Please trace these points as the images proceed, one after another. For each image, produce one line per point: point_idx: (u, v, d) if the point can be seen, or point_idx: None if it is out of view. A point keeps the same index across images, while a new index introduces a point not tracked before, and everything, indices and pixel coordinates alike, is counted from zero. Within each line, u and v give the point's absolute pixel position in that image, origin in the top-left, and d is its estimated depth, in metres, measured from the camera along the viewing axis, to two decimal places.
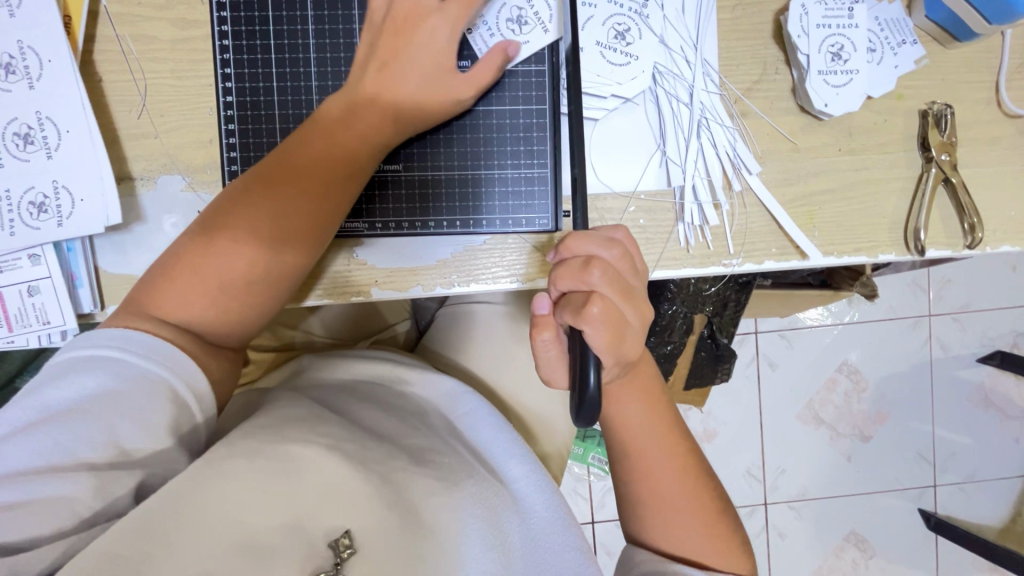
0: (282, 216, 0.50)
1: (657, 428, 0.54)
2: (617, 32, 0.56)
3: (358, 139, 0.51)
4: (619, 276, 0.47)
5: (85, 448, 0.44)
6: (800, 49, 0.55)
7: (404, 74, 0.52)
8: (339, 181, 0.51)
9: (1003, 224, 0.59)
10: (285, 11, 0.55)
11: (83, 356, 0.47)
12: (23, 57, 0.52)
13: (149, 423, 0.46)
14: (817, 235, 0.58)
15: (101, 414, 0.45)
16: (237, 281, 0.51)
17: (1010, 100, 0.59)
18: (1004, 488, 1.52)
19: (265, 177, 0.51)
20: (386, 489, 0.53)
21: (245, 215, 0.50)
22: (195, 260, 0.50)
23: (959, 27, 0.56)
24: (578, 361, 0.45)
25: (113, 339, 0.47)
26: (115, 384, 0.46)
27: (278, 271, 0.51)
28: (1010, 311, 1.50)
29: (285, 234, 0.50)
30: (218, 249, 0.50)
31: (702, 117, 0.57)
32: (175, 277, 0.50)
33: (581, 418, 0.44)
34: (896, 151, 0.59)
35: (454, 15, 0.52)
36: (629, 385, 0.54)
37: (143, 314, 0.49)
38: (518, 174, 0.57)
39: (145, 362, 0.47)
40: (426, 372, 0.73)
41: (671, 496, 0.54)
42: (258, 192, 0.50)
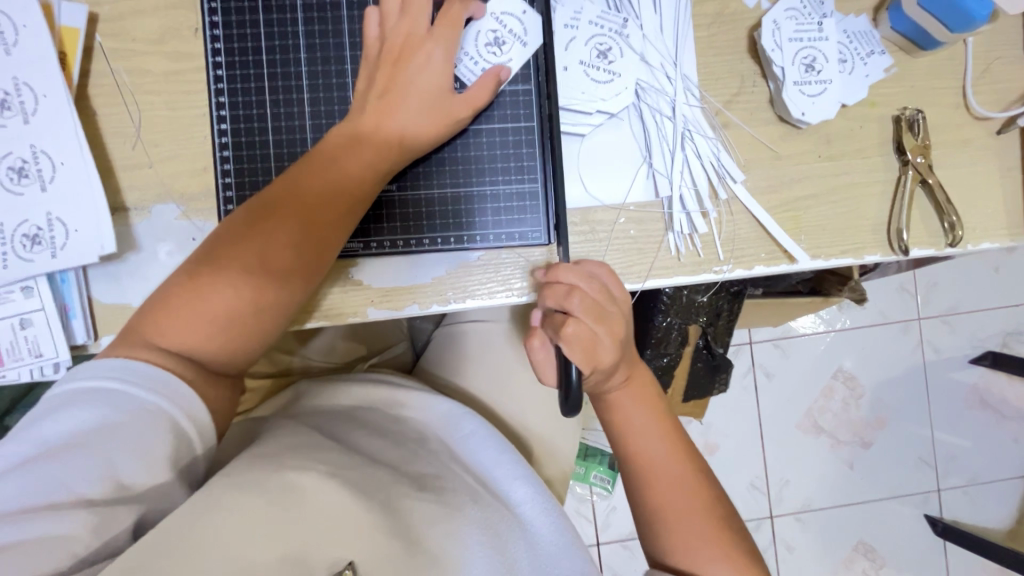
0: (288, 246, 0.51)
1: (668, 444, 0.55)
2: (600, 52, 0.58)
3: (360, 165, 0.52)
4: (597, 302, 0.51)
5: (82, 483, 0.43)
6: (775, 61, 0.58)
7: (403, 101, 0.53)
8: (342, 206, 0.52)
9: (980, 222, 0.61)
10: (277, 41, 0.56)
11: (83, 387, 0.46)
12: (18, 93, 0.53)
13: (148, 456, 0.46)
14: (804, 240, 0.60)
15: (100, 446, 0.45)
16: (241, 308, 0.51)
17: (978, 103, 0.61)
18: (1007, 488, 1.52)
19: (269, 206, 0.51)
20: (388, 515, 0.53)
21: (246, 244, 0.51)
22: (199, 290, 0.50)
23: (924, 37, 0.58)
24: (561, 364, 0.50)
25: (113, 370, 0.47)
26: (114, 416, 0.45)
27: (283, 296, 0.52)
28: (998, 311, 1.51)
29: (290, 263, 0.51)
30: (222, 277, 0.50)
31: (686, 130, 0.59)
32: (180, 304, 0.50)
33: (568, 405, 0.49)
34: (874, 155, 0.61)
35: (446, 39, 0.53)
36: (637, 402, 0.56)
37: (148, 343, 0.49)
38: (510, 190, 0.58)
39: (144, 393, 0.47)
40: (425, 395, 0.71)
41: (683, 515, 0.53)
42: (263, 221, 0.51)
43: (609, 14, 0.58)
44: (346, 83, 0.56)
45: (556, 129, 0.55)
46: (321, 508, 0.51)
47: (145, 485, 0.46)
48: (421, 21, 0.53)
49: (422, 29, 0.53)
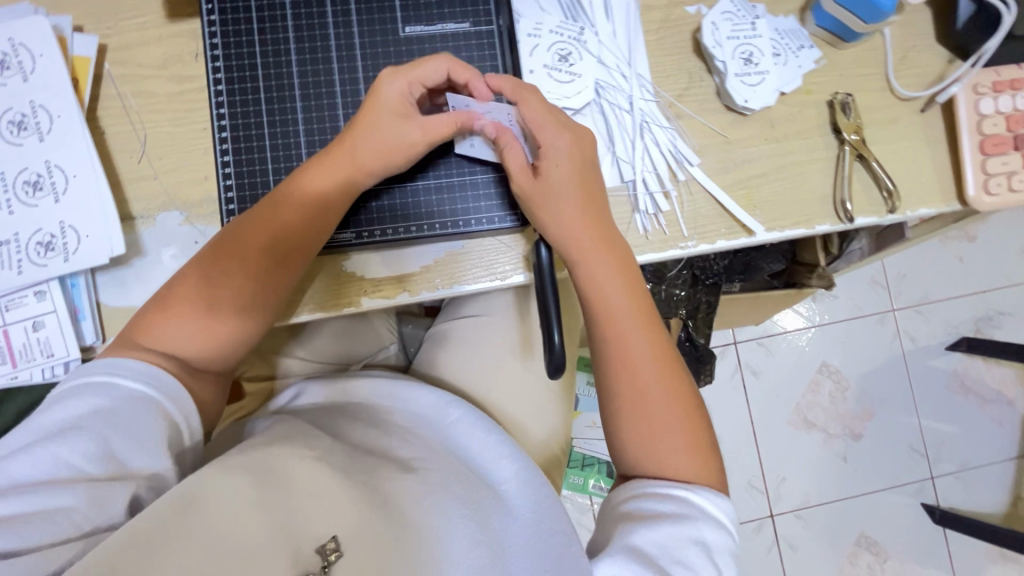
0: (258, 258, 0.55)
1: (635, 315, 0.56)
2: (561, 56, 0.64)
3: (327, 189, 0.55)
4: (552, 110, 0.57)
5: (81, 461, 0.46)
6: (717, 57, 0.65)
7: (371, 132, 0.55)
8: (310, 222, 0.56)
9: (914, 191, 0.67)
10: (271, 56, 0.61)
11: (78, 382, 0.50)
12: (35, 115, 0.58)
13: (142, 440, 0.48)
14: (759, 214, 0.66)
15: (93, 428, 0.47)
16: (220, 309, 0.54)
17: (901, 85, 0.68)
18: (1000, 472, 1.54)
19: (251, 219, 0.56)
20: (372, 494, 0.54)
21: (229, 254, 0.55)
22: (186, 292, 0.54)
23: (845, 30, 0.66)
24: (544, 326, 0.54)
25: (102, 366, 0.50)
26: (107, 403, 0.48)
27: (260, 298, 0.55)
28: (968, 297, 1.57)
29: (262, 276, 0.55)
30: (206, 286, 0.54)
31: (643, 121, 0.65)
32: (167, 308, 0.54)
33: (551, 366, 0.53)
34: (814, 136, 0.67)
35: (408, 77, 0.56)
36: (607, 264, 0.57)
37: (136, 345, 0.52)
38: (487, 179, 0.62)
39: (133, 382, 0.50)
40: (413, 387, 0.70)
41: (645, 386, 0.55)
42: (243, 235, 0.55)
43: (567, 24, 0.65)
44: (335, 91, 0.61)
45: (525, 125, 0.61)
46: (308, 489, 0.52)
47: (141, 464, 0.48)
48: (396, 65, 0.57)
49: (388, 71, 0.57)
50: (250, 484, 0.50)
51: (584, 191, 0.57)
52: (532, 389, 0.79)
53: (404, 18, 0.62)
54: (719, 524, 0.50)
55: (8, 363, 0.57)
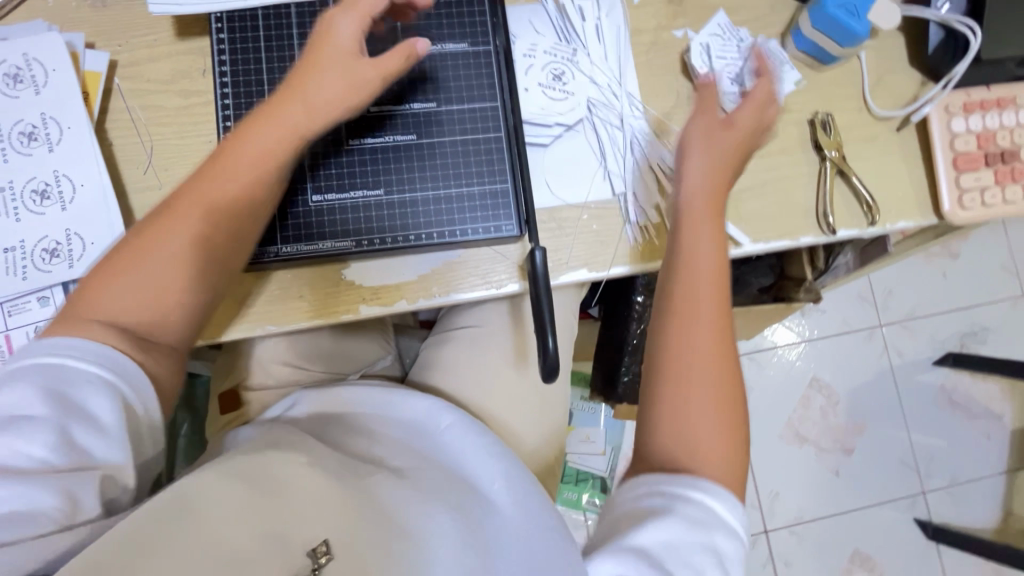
0: (204, 215, 0.54)
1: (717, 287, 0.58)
2: (555, 75, 0.68)
3: (277, 132, 0.55)
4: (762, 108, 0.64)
5: (38, 449, 0.46)
6: (703, 77, 0.69)
7: (321, 70, 0.56)
8: (260, 167, 0.55)
9: (892, 205, 0.70)
10: (276, 72, 0.63)
11: (24, 365, 0.49)
12: (45, 126, 0.59)
13: (106, 429, 0.48)
14: (745, 227, 0.68)
15: (47, 415, 0.46)
16: (168, 265, 0.53)
17: (877, 106, 0.72)
18: (989, 487, 1.55)
19: (199, 175, 0.55)
20: (363, 500, 0.54)
21: (177, 210, 0.54)
22: (127, 253, 0.53)
23: (823, 54, 0.69)
24: (539, 331, 0.56)
25: (52, 347, 0.49)
26: (57, 387, 0.48)
27: (209, 249, 0.54)
28: (952, 313, 1.60)
29: (211, 232, 0.54)
30: (148, 251, 0.53)
31: (634, 137, 0.68)
32: (109, 273, 0.52)
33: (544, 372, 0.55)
34: (797, 153, 0.70)
35: (354, 15, 0.57)
36: (705, 230, 0.60)
37: (79, 322, 0.51)
38: (484, 190, 0.63)
39: (84, 364, 0.49)
40: (404, 393, 0.68)
41: (698, 350, 0.56)
42: (190, 193, 0.55)
43: (560, 46, 0.68)
44: None
45: (521, 139, 0.63)
46: (298, 493, 0.53)
47: (110, 456, 0.48)
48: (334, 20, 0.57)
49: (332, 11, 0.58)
50: (243, 489, 0.50)
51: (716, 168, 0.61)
52: (527, 397, 0.80)
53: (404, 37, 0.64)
54: (732, 532, 0.50)
55: None
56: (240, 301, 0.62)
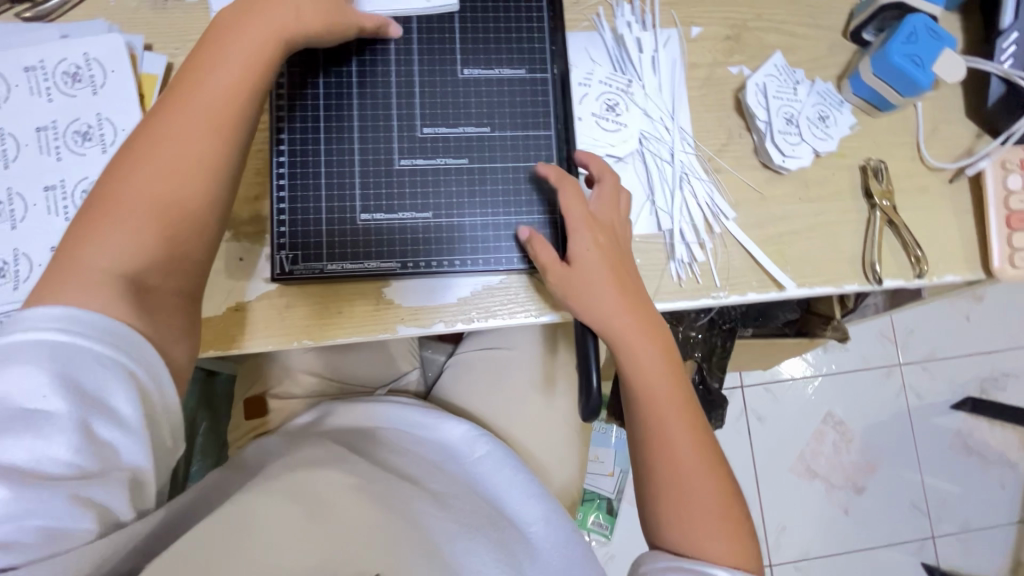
0: (191, 137, 0.49)
1: (672, 395, 0.58)
2: (609, 106, 0.67)
3: (254, 43, 0.51)
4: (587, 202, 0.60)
5: (59, 449, 0.39)
6: (759, 117, 0.68)
7: None
8: (242, 79, 0.51)
9: (941, 258, 0.69)
10: (333, 84, 0.61)
11: (22, 342, 0.40)
12: (100, 127, 0.59)
13: (130, 428, 0.42)
14: (790, 270, 0.67)
15: (64, 409, 0.40)
16: (165, 198, 0.48)
17: (930, 156, 0.71)
18: (1000, 536, 1.53)
19: (168, 99, 0.50)
20: (410, 532, 0.56)
21: (157, 139, 0.48)
22: (110, 196, 0.47)
23: (881, 101, 0.68)
24: (584, 370, 0.56)
25: (54, 320, 0.41)
26: (69, 375, 0.40)
27: (206, 172, 0.49)
28: (973, 357, 1.58)
29: (198, 153, 0.49)
30: (135, 185, 0.47)
31: (683, 173, 0.68)
32: (90, 222, 0.46)
33: (586, 411, 0.55)
34: (847, 198, 0.69)
35: None
36: (647, 346, 0.58)
37: (70, 276, 0.44)
38: (532, 219, 0.63)
39: (105, 350, 0.42)
40: (444, 416, 0.72)
41: (680, 460, 0.57)
42: (162, 118, 0.49)
43: (616, 76, 0.68)
44: (392, 125, 0.62)
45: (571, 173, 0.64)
46: (350, 522, 0.55)
47: (132, 457, 0.42)
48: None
49: None
50: (298, 516, 0.53)
51: (620, 279, 0.59)
52: (552, 424, 0.79)
53: (463, 60, 0.64)
54: None
55: None
56: (279, 314, 0.61)
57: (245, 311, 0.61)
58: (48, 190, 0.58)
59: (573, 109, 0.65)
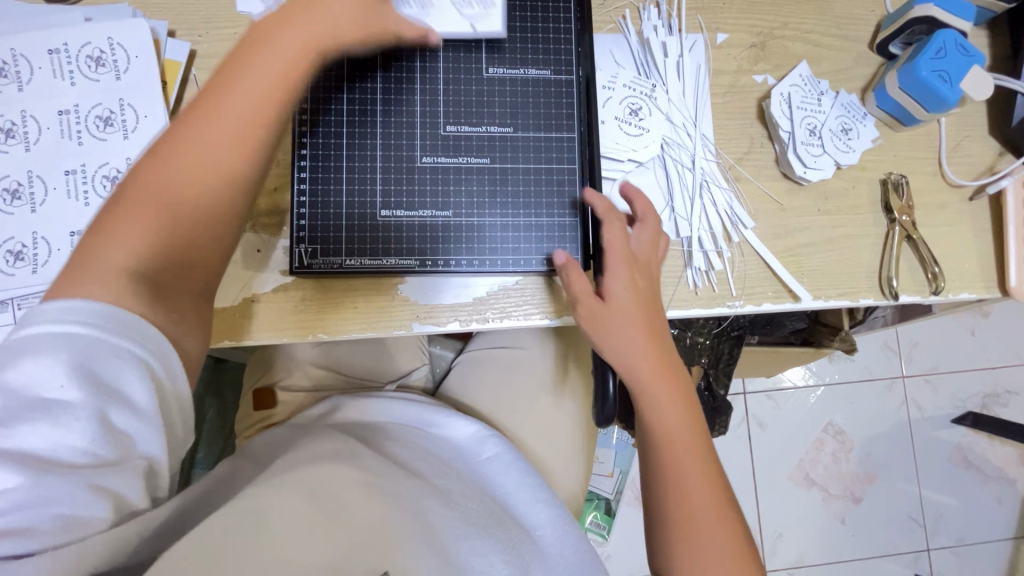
0: (217, 142, 0.48)
1: (693, 442, 0.58)
2: (632, 110, 0.67)
3: (288, 54, 0.50)
4: (626, 243, 0.60)
5: (80, 442, 0.39)
6: (782, 127, 0.67)
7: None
8: (273, 93, 0.50)
9: (957, 275, 0.69)
10: (357, 79, 0.61)
11: (45, 334, 0.40)
12: (122, 112, 0.59)
13: (150, 423, 0.42)
14: (806, 282, 0.67)
15: (86, 402, 0.39)
16: (184, 206, 0.47)
17: (951, 172, 0.70)
18: (995, 551, 1.53)
19: (196, 106, 0.49)
20: (421, 530, 0.55)
21: (181, 146, 0.48)
22: (129, 200, 0.46)
23: (905, 115, 0.68)
24: (598, 378, 0.59)
25: (73, 314, 0.41)
26: (92, 368, 0.39)
27: (227, 185, 0.49)
28: (976, 372, 1.58)
29: (221, 164, 0.48)
30: (158, 182, 0.47)
31: (703, 181, 0.67)
32: (110, 222, 0.46)
33: (602, 413, 0.57)
34: (866, 212, 0.69)
35: None
36: (669, 394, 0.59)
37: (87, 269, 0.44)
38: (552, 222, 0.63)
39: (128, 345, 0.41)
40: (450, 415, 0.73)
41: (696, 509, 0.56)
42: (189, 124, 0.48)
43: (640, 80, 0.68)
44: (415, 121, 0.62)
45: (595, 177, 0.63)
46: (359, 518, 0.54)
47: (150, 447, 0.42)
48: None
49: None
50: (307, 509, 0.53)
51: (650, 325, 0.59)
52: (558, 426, 0.79)
53: (489, 59, 0.63)
54: None
55: None
56: (294, 308, 0.61)
57: (261, 302, 0.61)
58: (68, 174, 0.58)
59: (597, 112, 0.65)
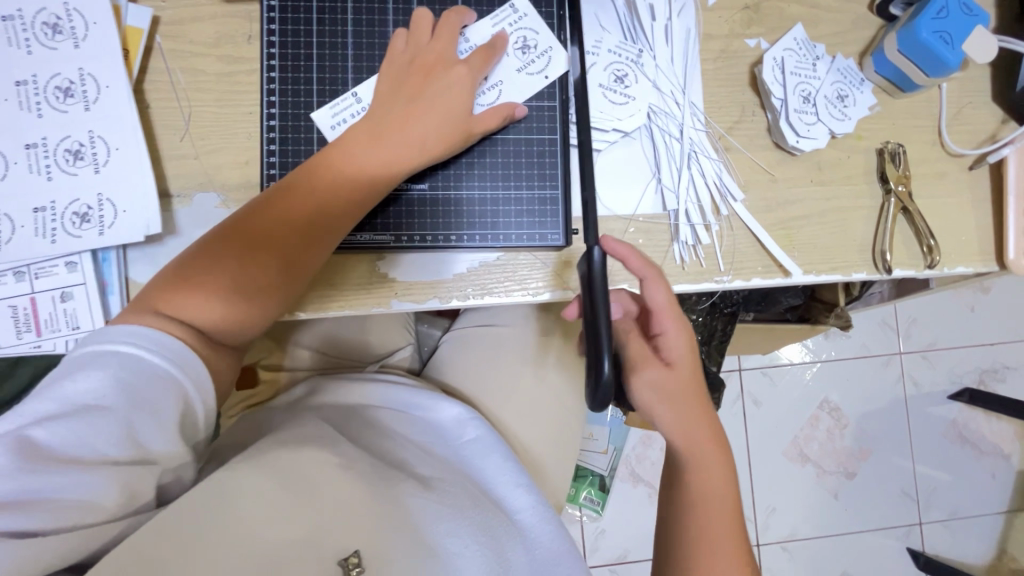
0: (297, 233, 0.54)
1: (728, 509, 0.58)
2: (617, 77, 0.64)
3: (371, 163, 0.55)
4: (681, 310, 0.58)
5: (104, 443, 0.46)
6: (775, 94, 0.64)
7: (431, 107, 0.56)
8: (354, 203, 0.55)
9: (954, 248, 0.67)
10: (327, 49, 0.60)
11: (95, 351, 0.48)
12: (82, 83, 0.57)
13: (165, 424, 0.48)
14: (797, 255, 0.65)
15: (118, 410, 0.46)
16: (249, 286, 0.53)
17: (951, 141, 0.67)
18: (987, 524, 1.54)
19: (282, 195, 0.54)
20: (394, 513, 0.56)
21: (259, 228, 0.53)
22: (208, 266, 0.52)
23: (903, 80, 0.65)
24: (595, 353, 0.50)
25: (128, 336, 0.49)
26: (126, 379, 0.47)
27: (292, 270, 0.54)
28: (975, 348, 1.57)
29: (289, 251, 0.54)
30: (237, 258, 0.53)
31: (692, 151, 0.65)
32: (188, 280, 0.52)
33: (597, 401, 0.50)
34: (861, 183, 0.67)
35: (476, 68, 0.59)
36: (712, 460, 0.59)
37: (162, 314, 0.51)
38: (532, 195, 0.61)
39: (154, 358, 0.49)
40: (436, 397, 0.73)
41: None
42: (274, 208, 0.54)
43: (626, 45, 0.65)
44: None
45: (586, 124, 0.54)
46: (332, 498, 0.55)
47: (156, 445, 0.49)
48: (423, 43, 0.59)
49: (453, 56, 0.59)
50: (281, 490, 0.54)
51: (698, 392, 0.59)
52: (543, 407, 0.79)
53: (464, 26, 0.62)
54: None
55: (31, 332, 0.56)
56: None
57: None
58: (29, 148, 0.56)
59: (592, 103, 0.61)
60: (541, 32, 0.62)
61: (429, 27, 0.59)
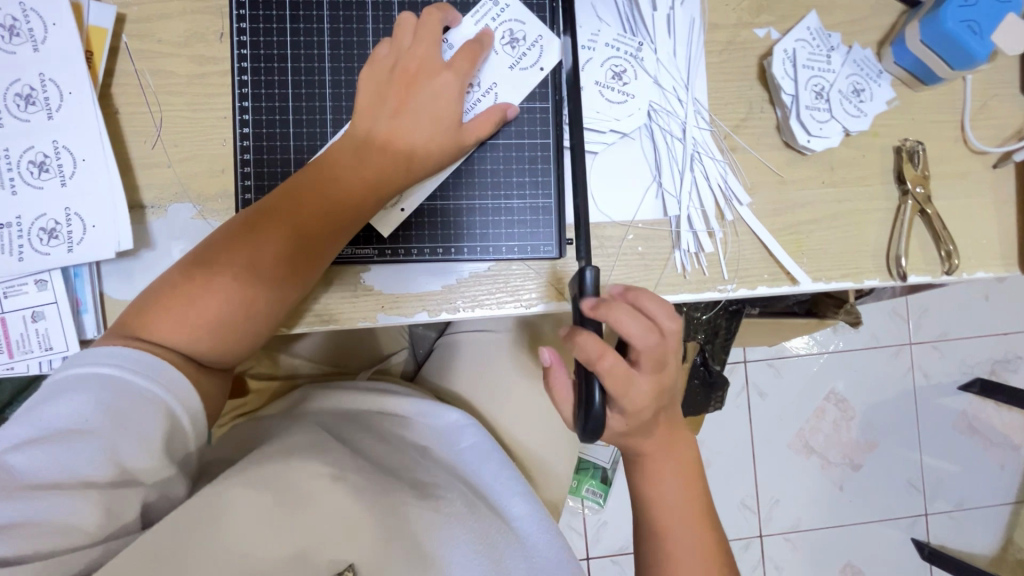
0: (280, 258, 0.51)
1: (693, 524, 0.55)
2: (615, 73, 0.60)
3: (354, 181, 0.52)
4: (652, 385, 0.51)
5: (84, 466, 0.43)
6: (785, 90, 0.60)
7: (419, 120, 0.53)
8: (340, 224, 0.53)
9: (974, 251, 0.63)
10: (302, 49, 0.57)
11: (75, 373, 0.46)
12: (44, 89, 0.53)
13: (148, 446, 0.46)
14: (806, 261, 0.61)
15: (98, 431, 0.44)
16: (233, 313, 0.50)
17: (975, 137, 0.63)
18: (994, 515, 1.52)
19: (260, 218, 0.51)
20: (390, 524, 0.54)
21: (239, 252, 0.50)
22: (186, 292, 0.50)
23: (926, 72, 0.60)
24: (584, 380, 0.49)
25: (110, 359, 0.46)
26: (108, 401, 0.45)
27: (278, 296, 0.52)
28: (987, 338, 1.53)
29: (273, 277, 0.51)
30: (218, 283, 0.50)
31: (695, 152, 0.61)
32: (168, 306, 0.49)
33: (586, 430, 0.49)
34: (876, 183, 0.62)
35: (462, 73, 0.55)
36: (672, 472, 0.56)
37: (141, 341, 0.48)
38: (524, 204, 0.58)
39: (136, 379, 0.46)
40: (439, 404, 0.71)
41: None
42: (253, 231, 0.51)
43: (625, 38, 0.60)
44: None
45: (579, 127, 0.51)
46: (323, 508, 0.53)
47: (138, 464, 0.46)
48: (405, 46, 0.54)
49: (438, 60, 0.54)
50: (269, 503, 0.51)
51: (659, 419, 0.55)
52: (540, 414, 0.76)
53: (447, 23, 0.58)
54: None
55: (3, 353, 0.54)
56: None
57: None
58: None
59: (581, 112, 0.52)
60: (528, 22, 0.58)
61: (410, 28, 0.55)
